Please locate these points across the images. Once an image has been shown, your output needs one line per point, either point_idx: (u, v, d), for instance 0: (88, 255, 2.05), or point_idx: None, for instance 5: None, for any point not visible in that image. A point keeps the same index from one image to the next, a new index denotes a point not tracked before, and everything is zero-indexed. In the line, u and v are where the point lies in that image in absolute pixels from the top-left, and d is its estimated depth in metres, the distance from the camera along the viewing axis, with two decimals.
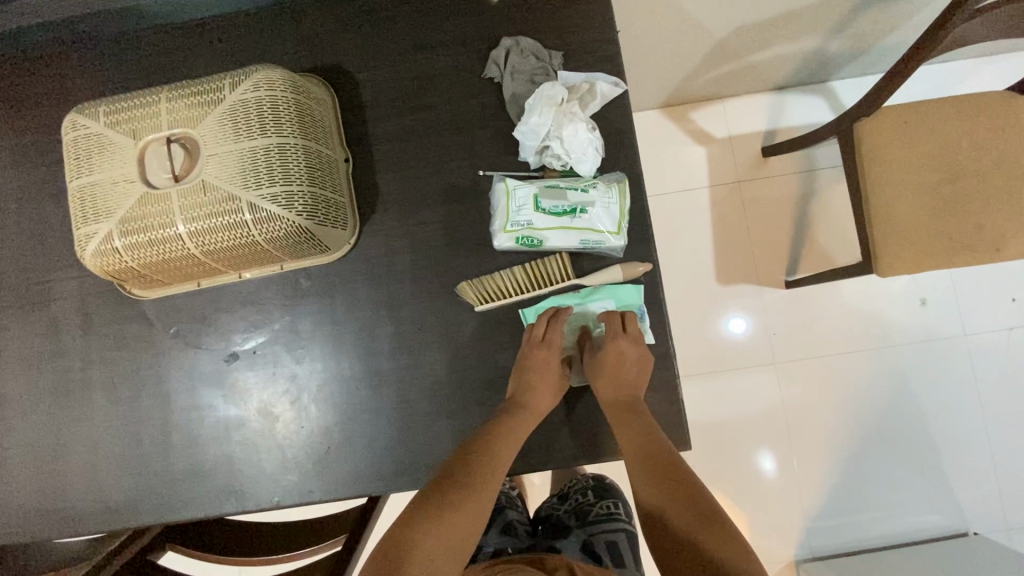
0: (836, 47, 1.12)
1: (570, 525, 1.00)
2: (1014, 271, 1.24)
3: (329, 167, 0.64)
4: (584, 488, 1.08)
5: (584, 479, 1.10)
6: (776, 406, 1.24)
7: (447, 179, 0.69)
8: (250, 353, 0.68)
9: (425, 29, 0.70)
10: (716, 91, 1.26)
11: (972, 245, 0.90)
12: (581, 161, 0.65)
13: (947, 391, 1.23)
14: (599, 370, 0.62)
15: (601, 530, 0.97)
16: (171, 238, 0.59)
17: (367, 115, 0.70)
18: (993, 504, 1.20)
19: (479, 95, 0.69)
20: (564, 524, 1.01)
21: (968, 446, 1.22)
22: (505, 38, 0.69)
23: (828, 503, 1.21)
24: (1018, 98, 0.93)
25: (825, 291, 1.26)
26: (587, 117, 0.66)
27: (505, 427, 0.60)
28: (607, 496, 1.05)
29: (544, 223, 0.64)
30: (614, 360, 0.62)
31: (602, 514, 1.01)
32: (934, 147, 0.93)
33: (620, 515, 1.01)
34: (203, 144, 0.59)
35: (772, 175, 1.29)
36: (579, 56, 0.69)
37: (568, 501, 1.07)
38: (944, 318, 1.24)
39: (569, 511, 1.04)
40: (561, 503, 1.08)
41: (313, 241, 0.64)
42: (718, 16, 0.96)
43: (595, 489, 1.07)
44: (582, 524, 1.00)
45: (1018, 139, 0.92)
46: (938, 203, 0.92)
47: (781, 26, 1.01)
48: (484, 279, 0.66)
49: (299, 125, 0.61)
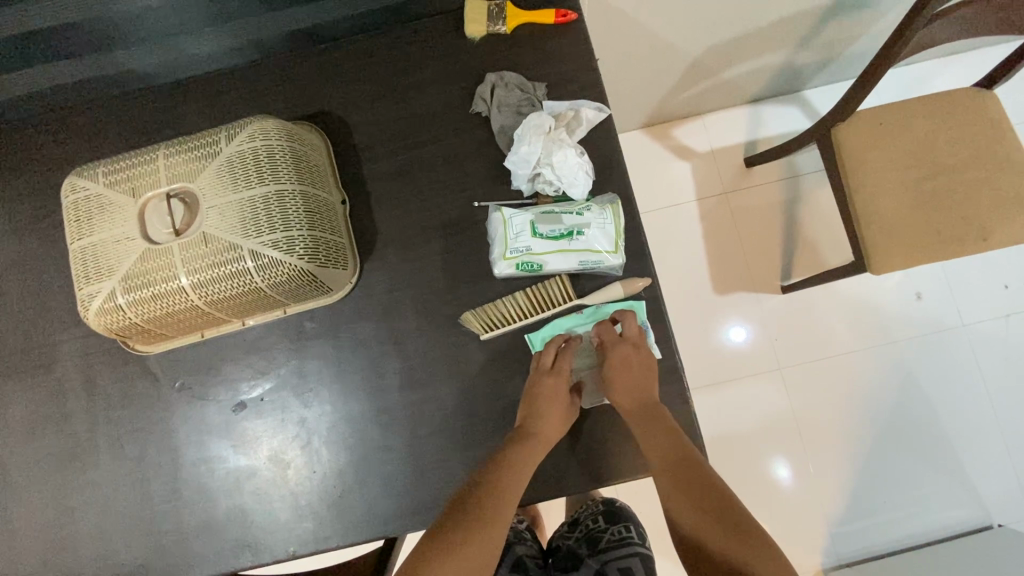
0: (806, 58, 1.16)
1: (582, 555, 0.98)
2: (1004, 258, 1.26)
3: (327, 209, 0.65)
4: (594, 513, 1.05)
5: (594, 503, 1.08)
6: (785, 411, 1.24)
7: (443, 213, 0.70)
8: (258, 400, 0.67)
9: (412, 71, 0.72)
10: (695, 108, 1.30)
11: (958, 237, 0.92)
12: (572, 185, 0.66)
13: (953, 383, 1.23)
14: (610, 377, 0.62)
15: (614, 558, 0.95)
16: (174, 291, 0.59)
17: (360, 157, 0.72)
18: (1014, 493, 1.19)
19: (468, 129, 0.71)
20: (576, 554, 0.99)
21: (980, 436, 1.21)
22: (489, 74, 0.71)
23: (849, 506, 1.20)
24: (984, 93, 0.97)
25: (821, 292, 1.27)
26: (574, 142, 0.68)
27: (514, 458, 0.59)
28: (617, 519, 1.02)
29: (542, 248, 0.65)
30: (623, 364, 0.62)
31: (614, 540, 0.98)
32: (910, 145, 0.96)
33: (633, 539, 0.99)
34: (202, 196, 0.60)
35: (757, 184, 1.32)
36: (562, 85, 0.72)
37: (578, 528, 1.05)
38: (941, 310, 1.25)
39: (580, 539, 1.02)
40: (572, 531, 1.06)
41: (315, 284, 0.64)
42: (690, 38, 0.99)
43: (605, 513, 1.04)
44: (594, 553, 0.98)
45: (989, 131, 0.95)
46: (920, 199, 0.94)
47: (751, 43, 1.05)
48: (487, 308, 0.66)
49: (295, 172, 0.63)
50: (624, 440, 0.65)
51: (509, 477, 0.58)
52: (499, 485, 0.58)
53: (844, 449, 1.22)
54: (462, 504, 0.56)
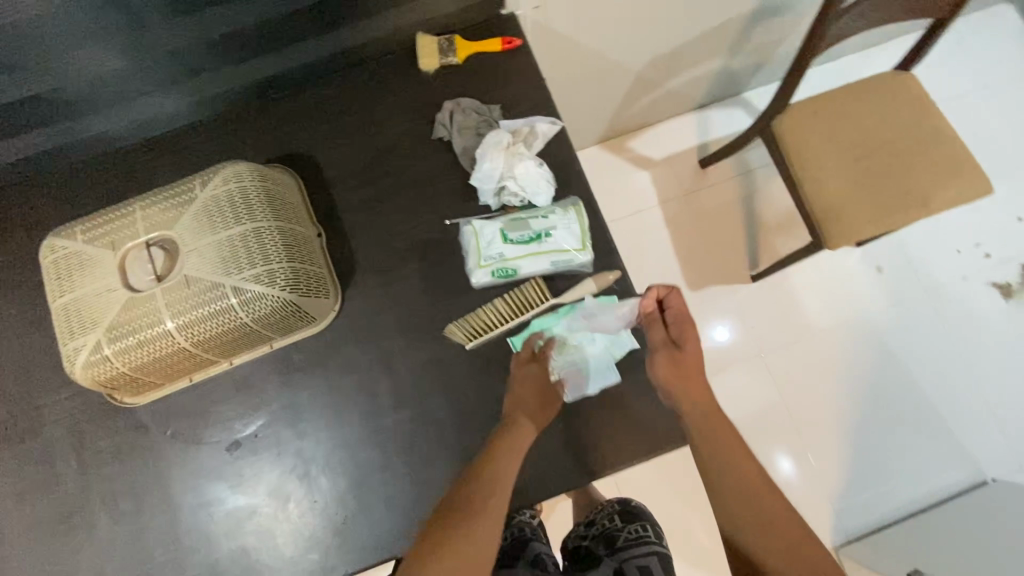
0: (740, 62, 1.25)
1: (600, 555, 0.98)
2: (952, 225, 1.33)
3: (304, 242, 0.68)
4: (609, 513, 1.06)
5: (610, 504, 1.08)
6: (773, 396, 1.27)
7: (417, 234, 0.73)
8: (253, 437, 0.67)
9: (373, 107, 0.77)
10: (646, 119, 1.38)
11: (901, 206, 0.98)
12: (536, 194, 0.70)
13: (926, 347, 1.28)
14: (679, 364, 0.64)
15: (631, 555, 0.95)
16: (159, 334, 0.60)
17: (333, 191, 0.75)
18: (1001, 446, 1.22)
19: (433, 154, 0.75)
20: (594, 554, 0.99)
21: (960, 395, 1.26)
22: (446, 102, 0.76)
23: (848, 481, 1.22)
24: (903, 75, 1.05)
25: (790, 277, 1.33)
26: (533, 154, 0.72)
27: (497, 442, 0.61)
28: (633, 519, 1.02)
29: (514, 253, 0.68)
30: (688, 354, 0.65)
31: (632, 539, 0.98)
32: (845, 129, 1.03)
33: (650, 538, 0.99)
34: (182, 241, 0.62)
35: (714, 183, 1.39)
36: (516, 104, 0.76)
37: (595, 528, 1.05)
38: (903, 280, 1.31)
39: (597, 539, 1.02)
40: (588, 530, 1.06)
41: (300, 313, 0.66)
42: (630, 53, 1.07)
43: (620, 513, 1.04)
44: (611, 552, 0.98)
45: (913, 108, 1.03)
46: (861, 176, 1.00)
47: (687, 53, 1.13)
48: (469, 317, 0.69)
49: (271, 209, 0.65)
50: (617, 430, 0.67)
51: (484, 484, 0.58)
52: (479, 492, 0.58)
53: (835, 426, 1.25)
54: (446, 511, 0.56)
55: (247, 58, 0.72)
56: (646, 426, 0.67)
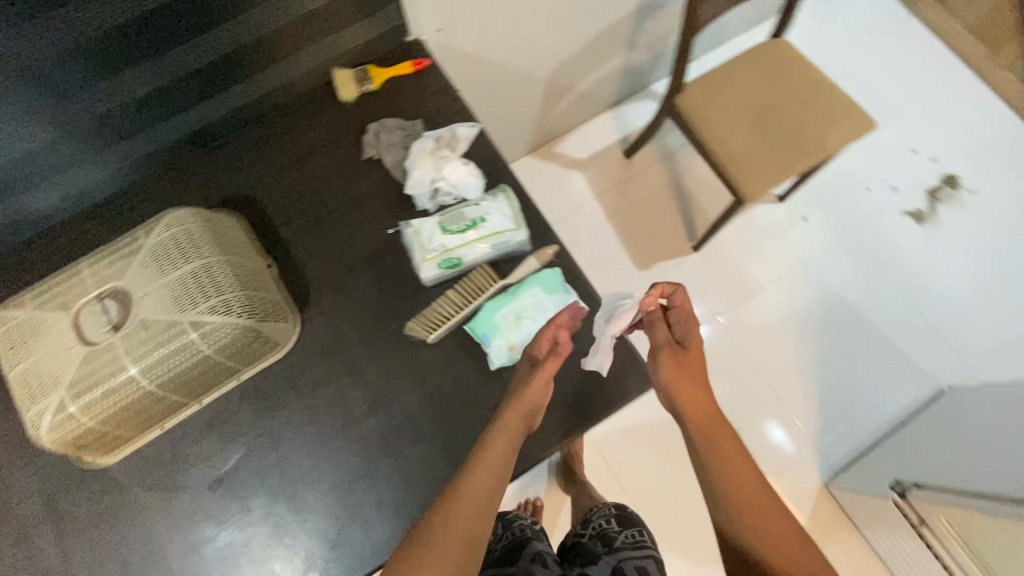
0: (640, 57, 1.37)
1: (598, 554, 0.98)
2: (858, 167, 1.46)
3: (255, 272, 0.70)
4: (607, 516, 1.07)
5: (607, 507, 1.10)
6: (737, 352, 1.34)
7: (363, 248, 0.76)
8: (233, 471, 0.68)
9: (303, 141, 0.81)
10: (568, 123, 1.47)
11: (801, 153, 1.09)
12: (466, 189, 0.76)
13: (863, 280, 1.38)
14: (675, 362, 0.67)
15: (629, 555, 0.94)
16: (123, 382, 0.61)
17: (276, 224, 0.78)
18: (949, 356, 1.31)
19: (366, 173, 0.80)
20: (592, 553, 0.99)
21: (902, 317, 1.35)
22: (370, 125, 0.81)
23: (822, 417, 1.28)
24: (778, 42, 1.18)
25: (727, 241, 1.42)
26: (458, 155, 0.78)
27: (493, 430, 0.63)
28: (630, 524, 1.03)
29: (455, 243, 0.72)
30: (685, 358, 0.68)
31: (629, 540, 0.98)
32: (739, 96, 1.14)
33: (646, 542, 0.99)
34: (132, 289, 0.64)
35: (641, 169, 1.49)
36: (435, 116, 0.83)
37: (592, 529, 1.06)
38: (828, 224, 1.42)
39: (594, 540, 1.02)
40: (585, 532, 1.07)
41: (262, 339, 0.68)
42: (536, 62, 1.16)
43: (617, 516, 1.06)
44: (609, 551, 0.97)
45: (793, 68, 1.15)
46: (761, 134, 1.11)
47: (589, 55, 1.23)
48: (425, 313, 0.72)
49: (216, 245, 0.68)
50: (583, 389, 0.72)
51: (473, 486, 0.57)
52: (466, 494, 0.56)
53: (799, 370, 1.32)
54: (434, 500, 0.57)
55: (176, 115, 0.76)
56: None
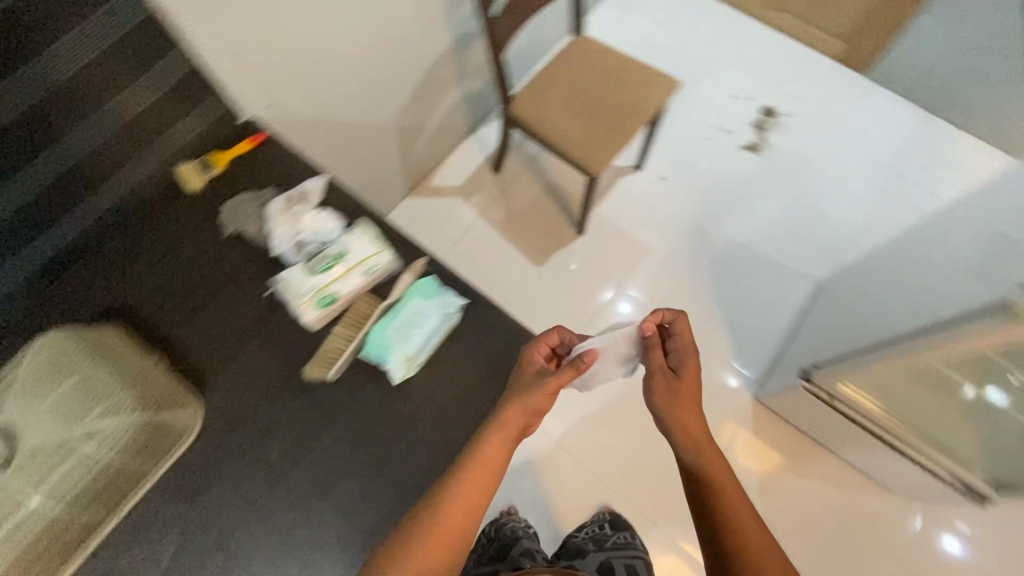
0: (476, 83, 1.50)
1: (589, 550, 1.07)
2: (692, 122, 1.65)
3: (139, 369, 0.73)
4: (601, 521, 1.18)
5: (602, 514, 1.23)
6: (645, 310, 1.45)
7: (248, 316, 0.80)
8: (173, 568, 0.67)
9: (163, 238, 0.84)
10: (433, 157, 1.58)
11: (628, 124, 1.25)
12: (325, 233, 0.82)
13: (727, 213, 1.54)
14: (672, 385, 0.74)
15: (620, 552, 1.04)
16: (29, 512, 0.65)
17: (155, 320, 0.79)
18: (817, 253, 1.48)
19: (232, 249, 0.84)
20: (584, 550, 1.08)
21: (769, 233, 1.52)
22: (224, 205, 0.86)
23: (733, 340, 1.41)
24: (581, 39, 1.35)
25: (605, 218, 1.56)
26: (312, 207, 0.85)
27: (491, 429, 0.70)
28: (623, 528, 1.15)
29: (326, 280, 0.77)
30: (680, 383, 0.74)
31: (621, 541, 1.09)
32: (562, 92, 1.29)
33: (636, 544, 1.10)
34: (15, 423, 0.67)
35: (512, 179, 1.61)
36: (285, 181, 0.89)
37: (585, 532, 1.16)
38: (684, 176, 1.59)
39: (586, 540, 1.12)
40: (578, 533, 1.17)
41: (161, 429, 0.71)
42: (379, 112, 1.25)
43: (612, 522, 1.18)
44: (600, 548, 1.07)
45: (599, 57, 1.32)
46: (590, 118, 1.26)
47: (426, 93, 1.35)
48: (320, 355, 0.76)
49: (91, 358, 0.71)
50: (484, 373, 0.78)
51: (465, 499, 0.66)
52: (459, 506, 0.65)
53: (703, 307, 1.44)
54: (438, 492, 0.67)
55: (33, 237, 0.78)
56: (505, 358, 0.79)
